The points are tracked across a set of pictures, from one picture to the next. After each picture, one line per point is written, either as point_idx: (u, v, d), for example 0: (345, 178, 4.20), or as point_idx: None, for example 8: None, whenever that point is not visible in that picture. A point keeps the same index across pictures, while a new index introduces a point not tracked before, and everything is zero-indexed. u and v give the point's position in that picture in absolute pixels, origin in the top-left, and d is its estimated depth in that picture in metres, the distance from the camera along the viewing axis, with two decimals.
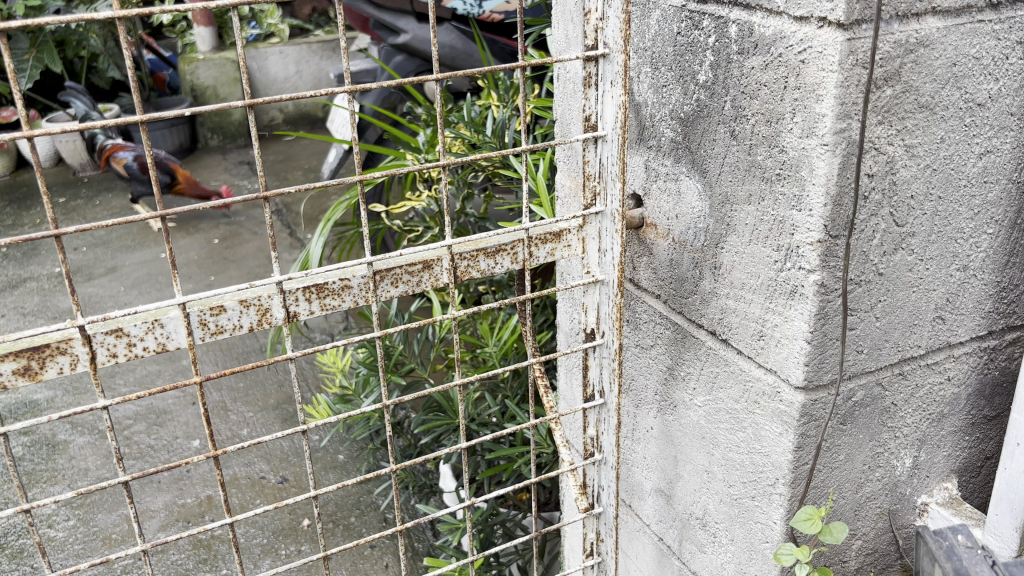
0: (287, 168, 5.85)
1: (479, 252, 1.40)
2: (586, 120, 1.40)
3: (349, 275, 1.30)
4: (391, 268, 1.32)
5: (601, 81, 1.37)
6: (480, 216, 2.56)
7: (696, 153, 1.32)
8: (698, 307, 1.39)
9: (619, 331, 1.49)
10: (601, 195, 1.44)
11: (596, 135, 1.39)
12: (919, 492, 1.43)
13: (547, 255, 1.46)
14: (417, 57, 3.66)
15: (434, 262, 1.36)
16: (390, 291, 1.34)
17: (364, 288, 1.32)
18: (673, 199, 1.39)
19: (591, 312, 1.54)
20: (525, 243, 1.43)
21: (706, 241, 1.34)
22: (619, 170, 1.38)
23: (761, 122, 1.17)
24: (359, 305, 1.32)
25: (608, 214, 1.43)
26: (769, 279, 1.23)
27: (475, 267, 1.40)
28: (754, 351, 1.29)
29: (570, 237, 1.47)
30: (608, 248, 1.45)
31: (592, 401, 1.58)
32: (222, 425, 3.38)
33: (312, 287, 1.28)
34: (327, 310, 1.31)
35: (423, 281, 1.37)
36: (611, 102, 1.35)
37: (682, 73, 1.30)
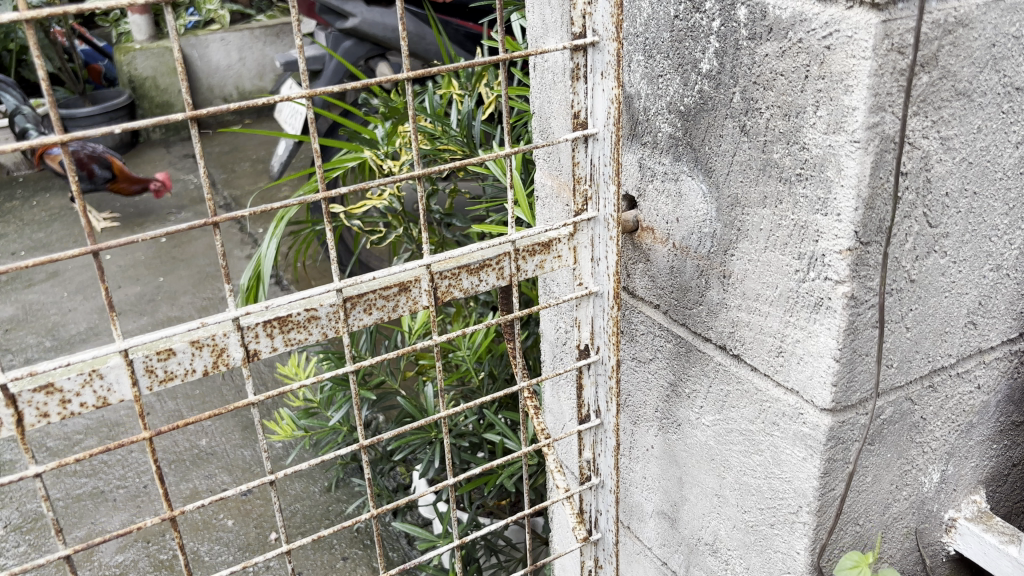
0: (235, 160, 5.62)
1: (461, 269, 1.25)
2: (574, 116, 1.25)
3: (316, 304, 1.15)
4: (362, 293, 1.17)
5: (591, 73, 1.22)
6: (447, 212, 2.45)
7: (700, 150, 1.18)
8: (705, 319, 1.27)
9: (617, 346, 1.36)
10: (593, 199, 1.30)
11: (587, 134, 1.25)
12: (946, 507, 1.32)
13: (536, 267, 1.32)
14: (367, 41, 3.46)
15: (411, 284, 1.21)
16: (364, 319, 1.19)
17: (334, 317, 1.17)
18: (673, 201, 1.26)
19: (585, 326, 1.40)
20: (512, 256, 1.29)
21: (713, 248, 1.21)
22: (614, 172, 1.24)
23: (777, 116, 1.05)
24: (328, 337, 1.17)
25: (601, 219, 1.29)
26: (788, 290, 1.11)
27: (458, 286, 1.26)
28: (771, 369, 1.17)
29: (561, 247, 1.33)
30: (602, 256, 1.32)
31: (588, 422, 1.45)
32: (179, 436, 3.20)
33: (274, 321, 1.12)
34: (291, 345, 1.15)
35: (399, 306, 1.22)
36: (602, 95, 1.21)
37: (680, 59, 1.17)
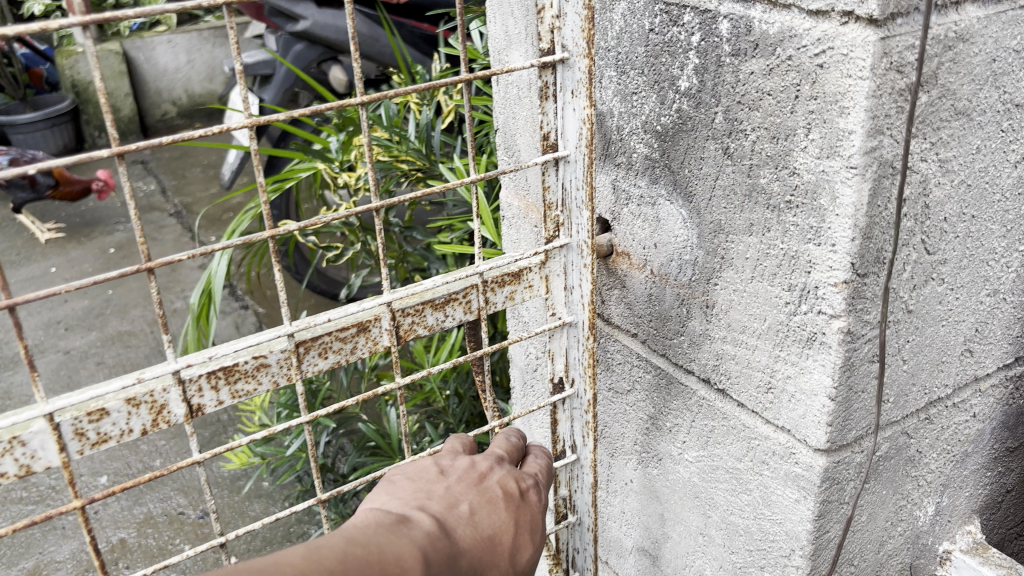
0: (185, 167, 5.44)
1: (426, 305, 1.16)
2: (544, 138, 1.15)
3: (265, 351, 1.05)
4: (317, 337, 1.07)
5: (560, 91, 1.13)
6: (406, 224, 2.37)
7: (680, 173, 1.10)
8: (686, 351, 1.19)
9: (593, 379, 1.27)
10: (565, 225, 1.21)
11: (558, 157, 1.15)
12: (941, 539, 1.25)
13: (506, 299, 1.23)
14: (319, 45, 3.34)
15: (371, 324, 1.12)
16: (319, 363, 1.09)
17: (286, 364, 1.07)
18: (650, 226, 1.17)
19: (558, 359, 1.31)
20: (479, 289, 1.20)
21: (694, 276, 1.13)
22: (588, 197, 1.17)
23: (765, 139, 0.97)
24: (280, 385, 1.07)
25: (574, 246, 1.21)
26: (777, 323, 1.04)
27: (422, 323, 1.16)
28: (760, 406, 1.10)
29: (532, 276, 1.24)
30: (577, 284, 1.23)
31: (563, 459, 1.36)
32: (130, 458, 3.05)
33: (220, 371, 1.02)
34: (239, 396, 1.05)
35: (358, 348, 1.12)
36: (574, 115, 1.12)
37: (656, 76, 1.08)
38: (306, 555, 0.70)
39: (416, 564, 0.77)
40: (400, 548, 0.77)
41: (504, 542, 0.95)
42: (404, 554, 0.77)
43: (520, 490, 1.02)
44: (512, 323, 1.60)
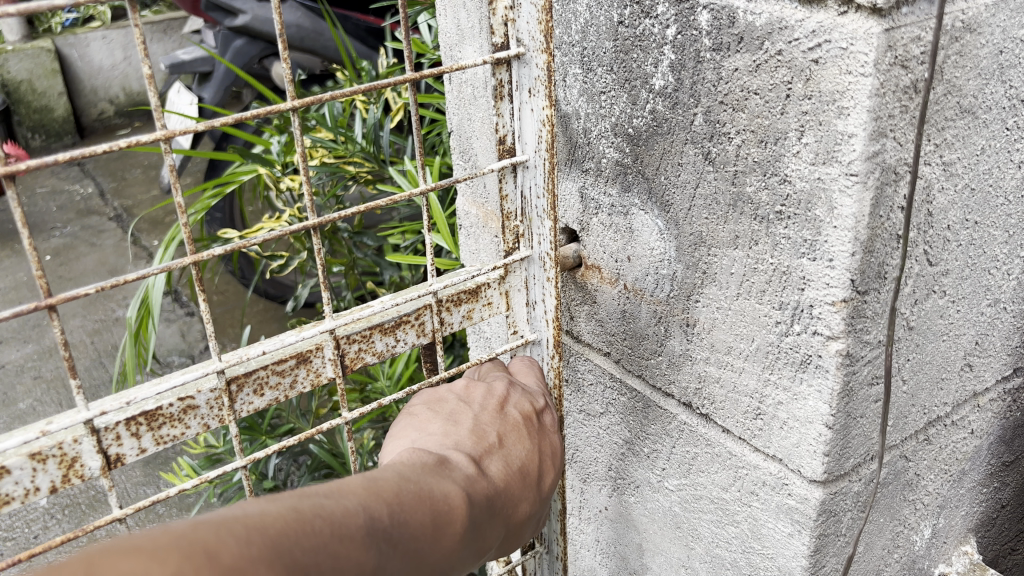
0: (124, 168, 5.21)
1: (373, 330, 1.04)
2: (500, 141, 1.04)
3: (193, 391, 0.93)
4: (250, 372, 0.96)
5: (517, 91, 1.02)
6: (355, 228, 2.24)
7: (655, 180, 1.00)
8: (665, 372, 1.09)
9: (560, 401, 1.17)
10: (525, 236, 1.10)
11: (516, 163, 1.04)
12: (937, 562, 1.18)
13: (462, 318, 1.12)
14: (260, 39, 3.18)
15: (311, 355, 1.00)
16: (255, 401, 0.98)
17: (216, 404, 0.95)
18: (622, 237, 1.07)
19: None
20: (433, 309, 1.09)
21: (673, 292, 1.03)
22: (549, 205, 1.05)
23: (751, 143, 0.87)
24: (210, 428, 0.95)
25: (536, 259, 1.10)
26: (767, 344, 0.94)
27: (369, 350, 1.05)
28: (748, 433, 1.00)
29: (490, 293, 1.13)
30: (539, 299, 1.12)
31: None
32: None
33: (141, 417, 0.90)
34: (164, 443, 0.93)
35: (298, 381, 1.00)
36: (532, 116, 1.01)
37: (626, 73, 0.98)
38: (365, 483, 0.68)
39: (461, 501, 0.77)
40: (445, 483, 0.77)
41: (531, 471, 0.97)
42: (451, 493, 0.76)
43: (536, 414, 1.04)
44: (473, 338, 1.50)
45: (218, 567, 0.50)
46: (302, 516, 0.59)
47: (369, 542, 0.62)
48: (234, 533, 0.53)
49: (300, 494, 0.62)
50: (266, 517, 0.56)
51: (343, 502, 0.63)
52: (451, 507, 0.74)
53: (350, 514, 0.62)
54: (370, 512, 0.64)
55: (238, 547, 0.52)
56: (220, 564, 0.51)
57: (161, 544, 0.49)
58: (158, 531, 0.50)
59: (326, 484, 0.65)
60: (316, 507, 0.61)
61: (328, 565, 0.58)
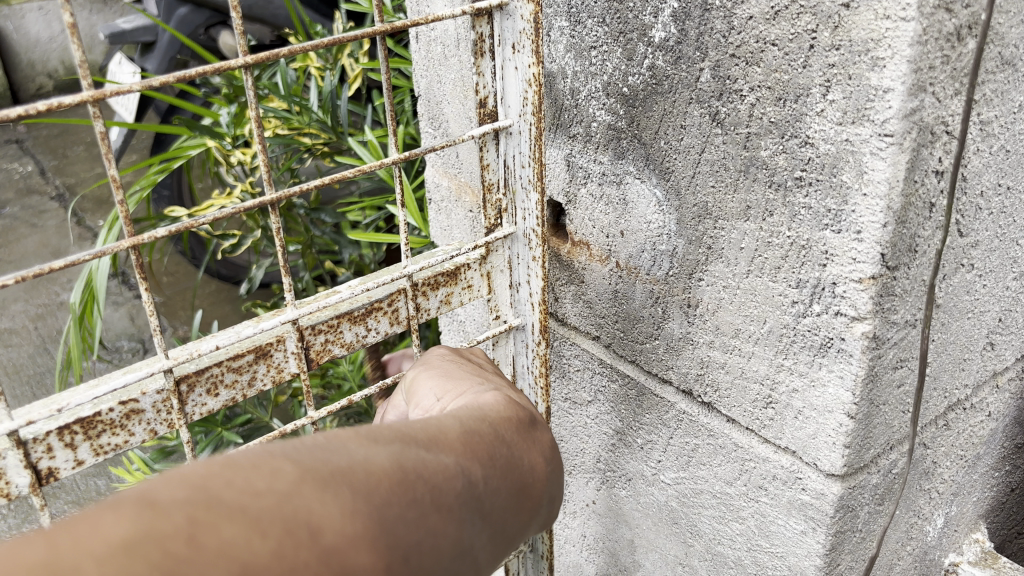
0: (65, 145, 4.97)
1: (342, 318, 0.93)
2: (480, 104, 0.93)
3: (136, 394, 0.81)
4: (202, 370, 0.84)
5: (501, 46, 0.90)
6: (312, 205, 2.10)
7: (653, 146, 0.90)
8: (663, 357, 0.99)
9: (546, 393, 1.07)
10: (507, 211, 0.98)
11: (498, 128, 0.93)
12: (948, 552, 1.11)
13: (440, 303, 1.01)
14: (206, 6, 3.01)
15: (271, 348, 0.88)
16: (208, 402, 0.86)
17: (163, 408, 0.83)
18: (616, 210, 0.97)
19: (502, 368, 1.10)
20: (408, 295, 0.97)
21: (673, 269, 0.93)
22: (536, 175, 0.94)
23: (767, 100, 0.78)
24: (157, 434, 0.83)
25: (521, 236, 0.99)
26: (782, 326, 0.85)
27: (337, 341, 0.94)
28: (758, 423, 0.91)
29: (470, 274, 1.02)
30: (524, 281, 1.01)
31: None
32: None
33: (76, 426, 0.78)
34: (105, 454, 0.81)
35: (258, 378, 0.89)
36: (516, 75, 0.89)
37: (621, 24, 0.88)
38: (460, 439, 0.59)
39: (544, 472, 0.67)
40: (532, 444, 0.68)
41: None
42: (535, 461, 0.67)
43: None
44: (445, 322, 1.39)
45: (321, 546, 0.42)
46: (405, 478, 0.50)
47: (464, 515, 0.53)
48: (338, 497, 0.45)
49: (400, 445, 0.53)
50: (369, 472, 0.48)
51: (442, 461, 0.54)
52: (537, 475, 0.65)
53: (449, 476, 0.53)
54: (466, 475, 0.56)
55: (347, 519, 0.44)
56: (322, 543, 0.43)
57: (259, 510, 0.41)
58: (264, 484, 0.43)
59: (422, 434, 0.56)
60: (419, 465, 0.52)
61: (428, 543, 0.49)
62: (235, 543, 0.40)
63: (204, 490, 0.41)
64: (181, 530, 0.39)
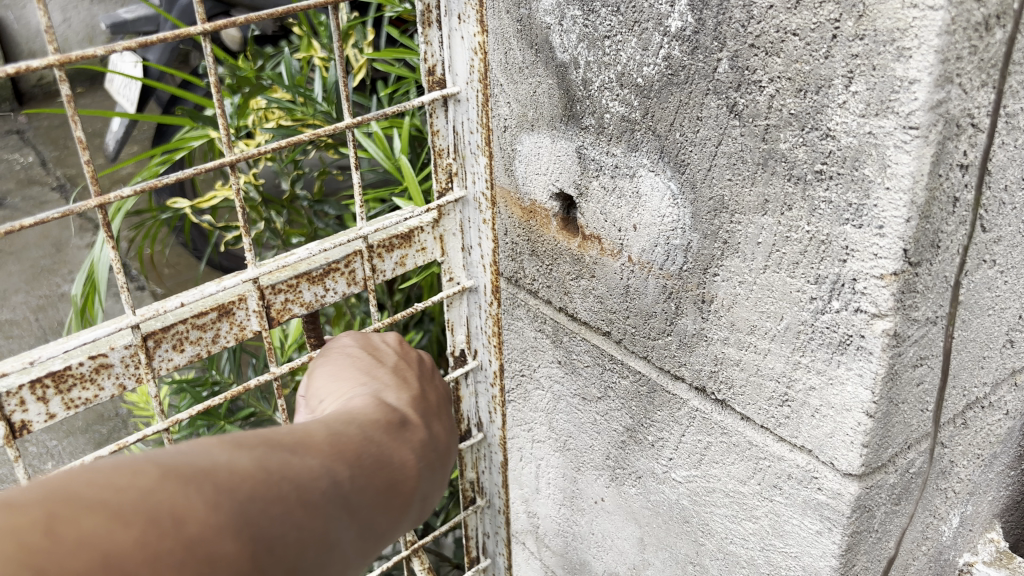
0: (67, 136, 4.94)
1: (300, 279, 1.08)
2: (430, 72, 1.12)
3: (105, 349, 0.95)
4: (167, 327, 0.98)
5: (445, 18, 1.09)
6: (315, 197, 2.09)
7: (668, 138, 0.88)
8: (676, 354, 0.97)
9: (497, 346, 1.27)
10: (456, 174, 1.18)
11: (447, 94, 1.13)
12: (963, 552, 1.09)
13: (396, 264, 1.17)
14: None
15: (232, 307, 1.03)
16: (175, 357, 1.00)
17: (132, 362, 0.98)
18: (629, 203, 0.95)
19: (456, 325, 1.29)
20: (364, 255, 1.13)
21: (688, 264, 0.91)
22: (483, 140, 1.13)
23: (788, 91, 0.76)
24: (125, 386, 0.98)
25: (469, 198, 1.19)
26: (799, 323, 0.83)
27: (295, 300, 1.08)
28: (774, 421, 0.90)
29: (424, 236, 1.19)
30: (475, 243, 1.22)
31: (469, 439, 1.40)
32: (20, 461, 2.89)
33: (48, 379, 0.91)
34: (75, 407, 0.95)
35: (220, 335, 1.03)
36: (463, 45, 1.08)
37: (636, 13, 0.86)
38: (331, 438, 0.63)
39: (425, 463, 0.71)
40: (406, 444, 0.71)
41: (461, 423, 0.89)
42: (417, 455, 0.70)
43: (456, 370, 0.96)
44: None
45: (181, 536, 0.47)
46: (269, 478, 0.54)
47: (331, 509, 0.58)
48: (200, 492, 0.50)
49: (265, 444, 0.57)
50: (230, 472, 0.52)
51: (308, 460, 0.58)
52: (409, 473, 0.68)
53: (315, 476, 0.57)
54: (334, 473, 0.59)
55: (208, 511, 0.49)
56: (182, 533, 0.48)
57: (117, 509, 0.46)
58: (121, 483, 0.47)
59: (291, 435, 0.60)
60: (282, 465, 0.56)
61: (290, 535, 0.54)
62: (96, 535, 0.44)
63: (61, 491, 0.45)
64: (39, 524, 0.43)
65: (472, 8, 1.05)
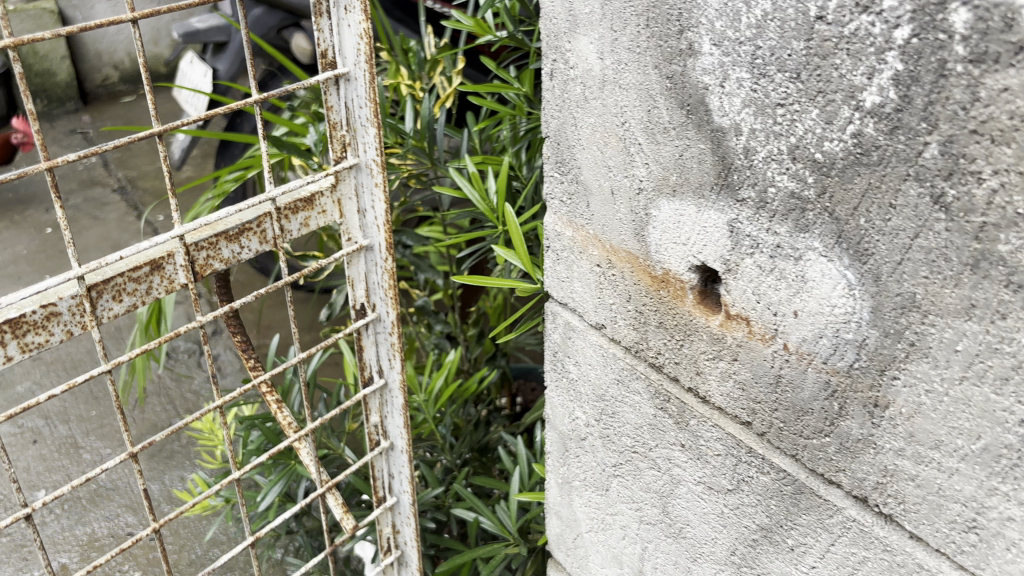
0: (130, 138, 4.94)
1: (219, 237, 1.17)
2: (322, 56, 1.20)
3: (55, 298, 1.04)
4: (108, 280, 1.07)
5: (333, 9, 1.17)
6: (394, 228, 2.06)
7: (849, 221, 0.77)
8: (833, 458, 0.87)
9: (395, 300, 1.37)
10: (351, 146, 1.27)
11: (339, 75, 1.21)
12: None
13: (301, 226, 1.25)
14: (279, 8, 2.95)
15: (164, 261, 1.12)
16: (115, 307, 1.09)
17: (79, 311, 1.06)
18: (792, 288, 0.85)
19: (358, 284, 1.37)
20: (273, 217, 1.22)
21: (863, 362, 0.81)
22: (372, 114, 1.23)
23: (1016, 187, 0.65)
24: (74, 333, 1.06)
25: (364, 166, 1.27)
26: (1001, 445, 0.72)
27: (217, 257, 1.18)
28: (956, 549, 0.79)
29: (324, 201, 1.27)
30: (369, 206, 1.30)
31: (372, 383, 1.45)
32: (73, 469, 2.88)
33: (5, 326, 1.00)
34: (32, 350, 1.04)
35: (154, 287, 1.12)
36: (350, 32, 1.18)
37: (820, 82, 0.75)
38: None
39: None
40: None
41: None
42: None
43: None
44: (552, 376, 1.27)
45: None
46: None
47: None
48: None
49: None
50: None
51: None
52: None
53: None
54: None
55: None
56: None
57: None
58: None
59: None
60: None
61: None
62: None
63: None
64: None
65: (611, 58, 0.96)
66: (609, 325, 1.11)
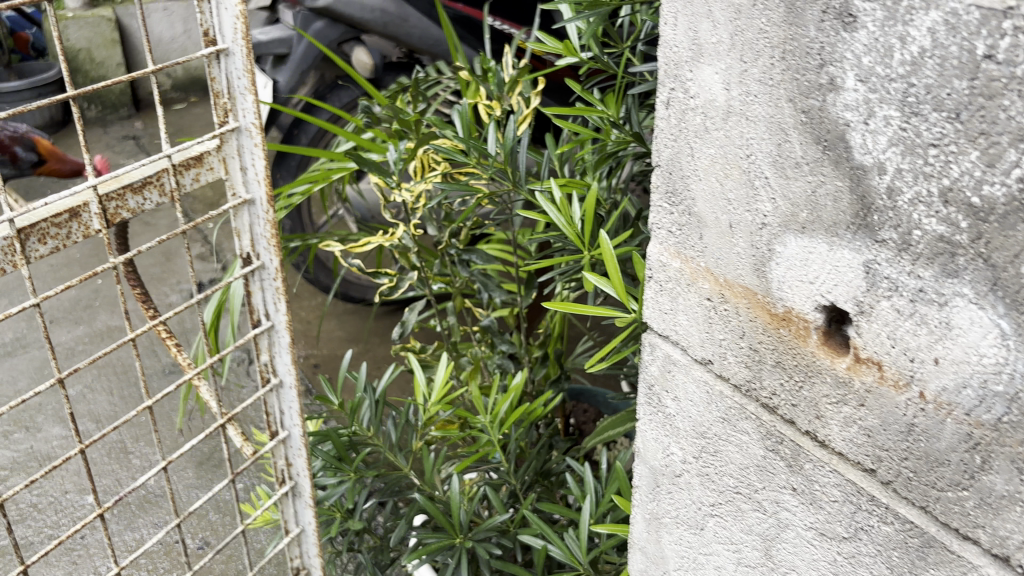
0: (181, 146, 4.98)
1: (124, 190, 1.31)
2: (203, 34, 1.32)
3: None
4: (32, 225, 1.23)
5: None
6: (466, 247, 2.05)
7: (1007, 268, 0.74)
8: (970, 513, 0.83)
9: (278, 248, 1.50)
10: (232, 111, 1.39)
11: (219, 50, 1.33)
12: None
13: (193, 181, 1.39)
14: (341, 22, 3.03)
15: (80, 210, 1.28)
16: (40, 249, 1.25)
17: (10, 251, 1.21)
18: (935, 334, 0.81)
19: (245, 236, 1.49)
20: (171, 173, 1.35)
21: (1014, 415, 0.77)
22: (250, 83, 1.36)
23: None
24: (6, 270, 1.22)
25: (245, 129, 1.40)
26: None
27: (124, 207, 1.32)
28: None
29: (212, 159, 1.41)
30: (250, 164, 1.42)
31: (260, 326, 1.56)
32: (122, 474, 2.89)
33: None
34: None
35: (73, 233, 1.28)
36: (228, 14, 1.31)
37: (984, 123, 0.72)
38: None
39: None
40: None
41: None
42: None
43: None
44: (646, 409, 1.24)
45: None
46: None
47: None
48: None
49: None
50: None
51: None
52: None
53: None
54: None
55: None
56: None
57: None
58: None
59: None
60: None
61: None
62: None
63: None
64: None
65: (737, 90, 0.93)
66: (717, 361, 1.08)
